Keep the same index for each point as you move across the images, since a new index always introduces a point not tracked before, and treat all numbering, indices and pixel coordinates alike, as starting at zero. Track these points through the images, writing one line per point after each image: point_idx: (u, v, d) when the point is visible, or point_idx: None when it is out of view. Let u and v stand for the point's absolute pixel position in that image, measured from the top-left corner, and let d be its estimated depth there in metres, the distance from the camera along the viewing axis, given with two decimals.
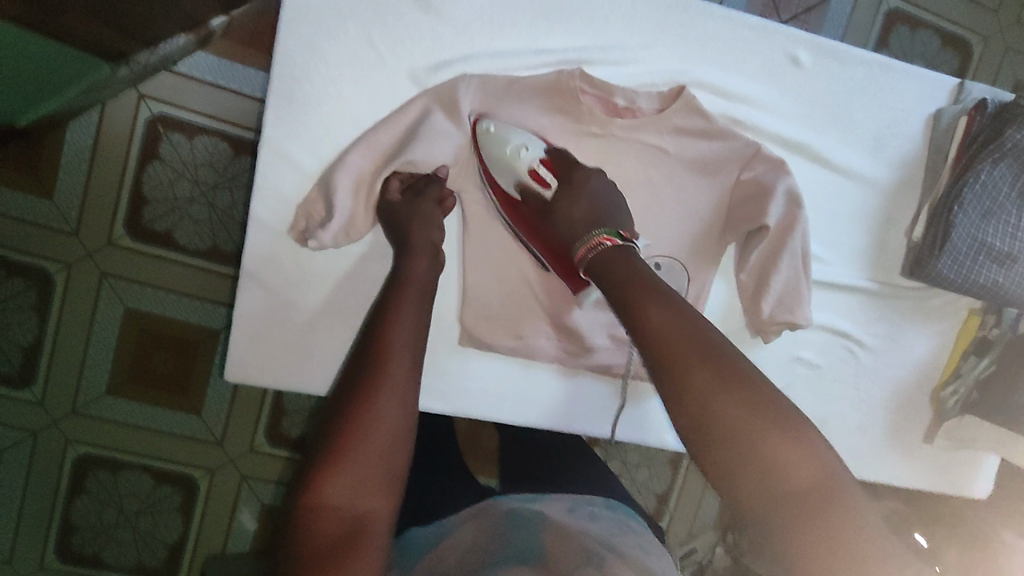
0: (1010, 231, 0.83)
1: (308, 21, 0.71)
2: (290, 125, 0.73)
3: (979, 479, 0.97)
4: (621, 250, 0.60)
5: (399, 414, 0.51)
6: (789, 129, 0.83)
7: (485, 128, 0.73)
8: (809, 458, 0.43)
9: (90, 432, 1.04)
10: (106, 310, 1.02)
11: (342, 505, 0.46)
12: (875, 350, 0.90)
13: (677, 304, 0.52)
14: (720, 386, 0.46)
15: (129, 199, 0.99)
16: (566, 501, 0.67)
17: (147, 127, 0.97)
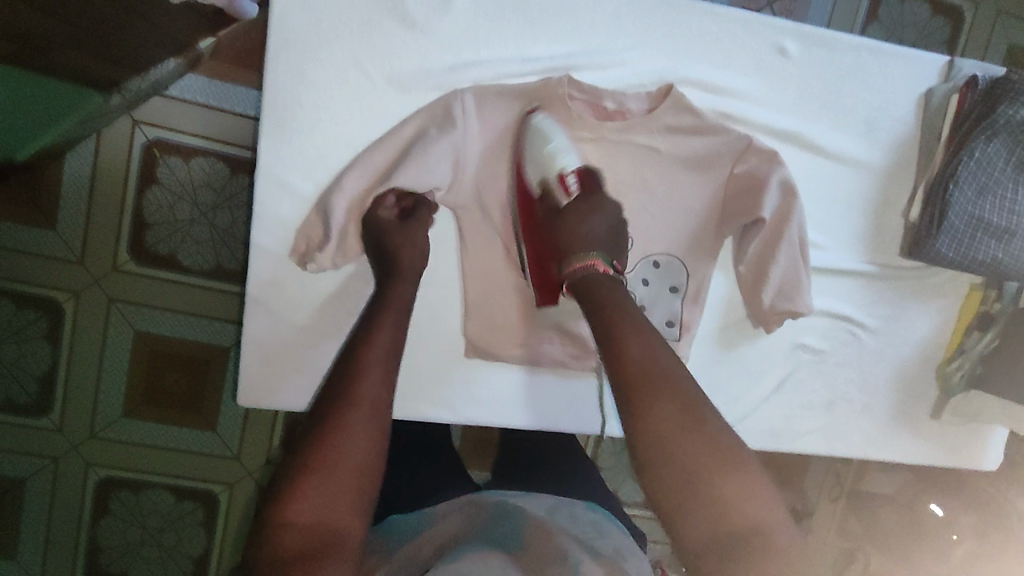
0: (1008, 205, 0.83)
1: (296, 47, 0.72)
2: (285, 151, 0.74)
3: (988, 452, 0.97)
4: (610, 279, 0.61)
5: (374, 428, 0.52)
6: (778, 120, 0.83)
7: (536, 120, 0.74)
8: (761, 507, 0.47)
9: (111, 455, 1.06)
10: (117, 334, 1.03)
11: (309, 517, 0.47)
12: (877, 332, 0.91)
13: (656, 339, 0.53)
14: (684, 426, 0.48)
15: (131, 224, 1.00)
16: (546, 500, 0.68)
17: (144, 152, 0.98)
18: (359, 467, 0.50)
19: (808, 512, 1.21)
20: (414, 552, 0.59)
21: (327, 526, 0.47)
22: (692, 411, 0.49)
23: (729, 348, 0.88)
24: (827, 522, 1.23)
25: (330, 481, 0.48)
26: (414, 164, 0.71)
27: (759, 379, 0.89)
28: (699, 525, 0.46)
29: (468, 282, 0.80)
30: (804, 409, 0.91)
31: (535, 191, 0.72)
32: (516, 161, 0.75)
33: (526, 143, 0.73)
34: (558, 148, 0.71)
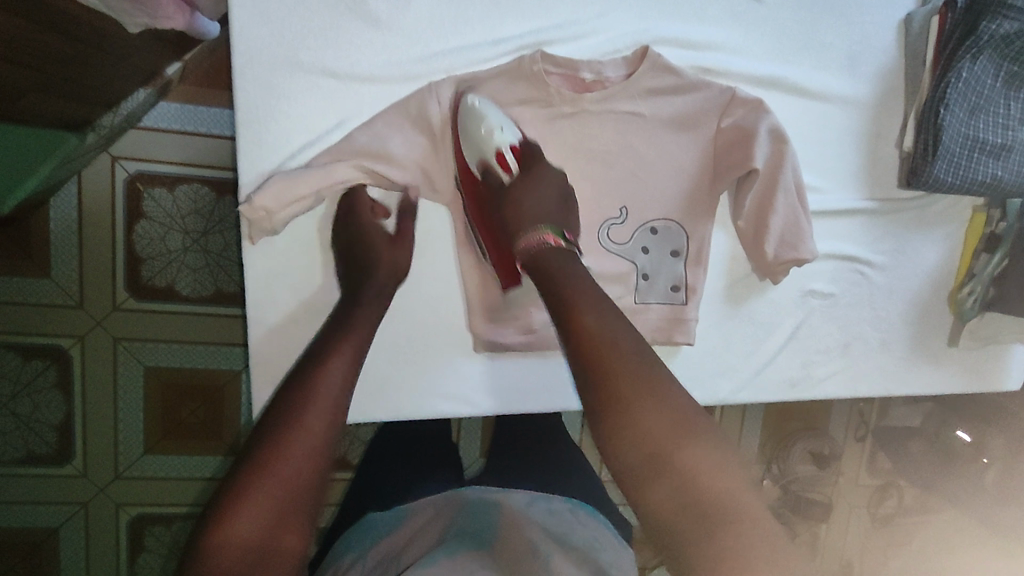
0: (1001, 122, 0.82)
1: (261, 60, 0.70)
2: (265, 166, 0.72)
3: (1009, 370, 0.97)
4: (563, 250, 0.61)
5: (314, 445, 0.48)
6: (759, 67, 0.81)
7: (469, 103, 0.72)
8: (724, 470, 0.45)
9: (137, 492, 1.06)
10: (127, 373, 1.03)
11: (244, 533, 0.44)
12: (885, 268, 0.90)
13: (613, 312, 0.53)
14: (646, 391, 0.48)
15: (125, 260, 0.99)
16: (523, 496, 0.71)
17: (127, 188, 0.97)
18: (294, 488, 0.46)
19: (835, 456, 1.21)
20: (389, 549, 0.63)
21: (260, 545, 0.44)
22: (651, 378, 0.49)
23: (737, 304, 0.87)
24: (855, 463, 1.23)
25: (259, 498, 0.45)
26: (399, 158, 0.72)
27: (771, 332, 0.88)
28: (662, 489, 0.45)
29: (468, 273, 0.79)
30: (822, 354, 0.91)
31: (477, 171, 0.73)
32: (452, 138, 0.73)
33: (460, 125, 0.72)
34: (491, 126, 0.71)
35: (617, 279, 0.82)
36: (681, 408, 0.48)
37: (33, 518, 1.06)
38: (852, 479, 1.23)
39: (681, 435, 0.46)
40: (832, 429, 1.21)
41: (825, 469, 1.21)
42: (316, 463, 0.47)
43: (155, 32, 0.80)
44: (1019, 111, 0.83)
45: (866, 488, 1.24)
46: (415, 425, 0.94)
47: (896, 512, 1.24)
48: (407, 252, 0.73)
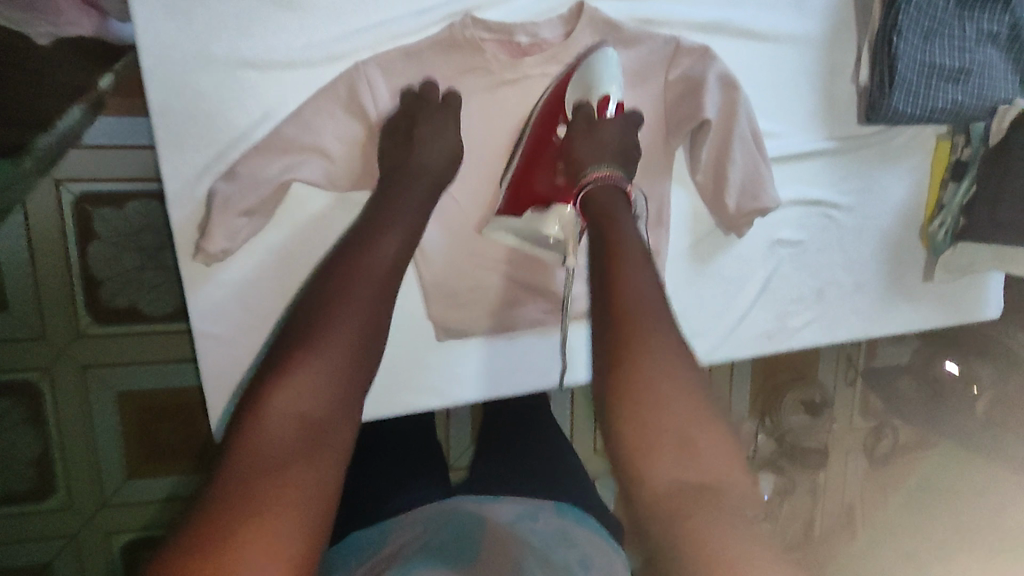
0: (956, 44, 0.80)
1: (174, 59, 0.66)
2: (192, 171, 0.68)
3: (987, 300, 0.96)
4: (624, 198, 0.63)
5: (359, 324, 0.54)
6: (704, 12, 0.76)
7: (603, 51, 0.72)
8: (720, 465, 0.49)
9: (127, 517, 1.03)
10: (99, 401, 0.98)
11: (292, 401, 0.49)
12: (852, 209, 0.87)
13: (656, 281, 0.56)
14: (665, 373, 0.51)
15: (82, 284, 0.92)
16: (514, 507, 0.71)
17: (75, 211, 0.89)
18: (338, 376, 0.51)
19: (827, 403, 1.20)
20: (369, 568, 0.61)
21: (308, 413, 0.49)
22: (676, 359, 0.52)
23: (704, 262, 0.84)
24: (847, 408, 1.20)
25: (308, 369, 0.51)
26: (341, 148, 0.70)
27: (742, 287, 0.86)
28: (665, 470, 0.48)
29: (421, 261, 0.75)
30: (796, 303, 0.89)
31: (569, 108, 0.72)
32: (560, 79, 0.73)
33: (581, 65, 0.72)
34: (611, 77, 0.71)
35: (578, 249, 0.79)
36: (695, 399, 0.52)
37: (21, 555, 1.02)
38: (846, 421, 1.20)
39: (692, 427, 0.50)
40: (822, 376, 1.19)
41: (818, 417, 1.19)
42: (362, 345, 0.54)
43: (64, 38, 0.75)
44: (974, 32, 0.80)
45: (860, 432, 1.20)
46: (395, 429, 0.91)
47: (891, 453, 1.19)
48: (437, 149, 0.69)
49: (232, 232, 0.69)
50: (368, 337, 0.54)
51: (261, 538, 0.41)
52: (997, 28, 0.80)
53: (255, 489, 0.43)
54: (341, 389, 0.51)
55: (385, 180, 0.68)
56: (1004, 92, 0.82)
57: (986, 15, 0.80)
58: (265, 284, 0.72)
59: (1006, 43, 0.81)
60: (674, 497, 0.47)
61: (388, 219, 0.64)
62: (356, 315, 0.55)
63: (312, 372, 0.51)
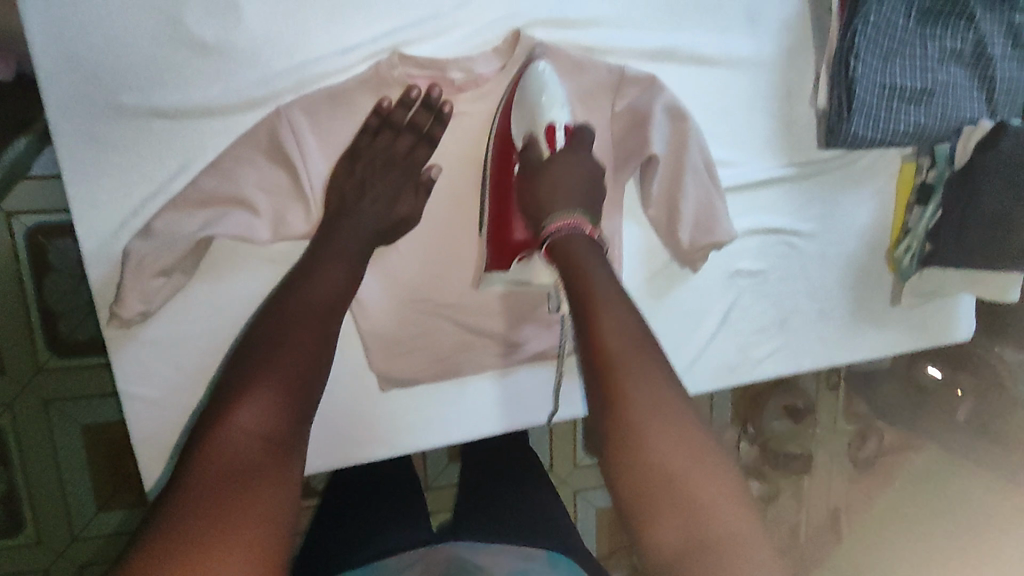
0: (919, 64, 0.76)
1: (78, 110, 0.61)
2: (110, 227, 0.64)
3: (959, 321, 0.93)
4: (593, 241, 0.63)
5: (300, 363, 0.61)
6: (650, 38, 0.72)
7: (538, 68, 0.69)
8: (725, 503, 0.52)
9: (101, 552, 0.96)
10: (65, 436, 0.90)
11: (246, 425, 0.54)
12: (814, 236, 0.84)
13: (638, 331, 0.58)
14: (660, 420, 0.54)
15: (39, 319, 0.85)
16: (510, 561, 0.68)
17: (28, 244, 0.81)
18: (282, 407, 0.56)
19: (810, 410, 1.16)
20: None
21: (259, 435, 0.54)
22: (667, 401, 0.55)
23: (660, 296, 0.80)
24: (829, 412, 1.17)
25: (257, 398, 0.56)
26: (266, 198, 0.66)
27: (702, 318, 0.83)
28: (665, 533, 0.51)
29: (358, 312, 0.72)
30: (758, 334, 0.86)
31: (518, 144, 0.71)
32: (502, 104, 0.70)
33: (519, 89, 0.69)
34: (551, 100, 0.69)
35: (526, 289, 0.76)
36: (691, 439, 0.54)
37: None
38: (829, 426, 1.16)
39: (696, 473, 0.53)
40: (804, 382, 1.15)
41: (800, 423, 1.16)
42: (302, 380, 0.60)
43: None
44: (937, 51, 0.76)
45: (845, 434, 1.16)
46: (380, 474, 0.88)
47: (878, 456, 1.14)
48: (381, 196, 0.68)
49: (148, 294, 0.65)
50: (309, 371, 0.61)
51: (218, 553, 0.45)
52: (961, 45, 0.77)
53: (218, 510, 0.48)
54: (291, 412, 0.56)
55: (326, 228, 0.67)
56: (968, 112, 0.78)
57: (948, 32, 0.76)
58: (191, 342, 0.68)
59: (969, 60, 0.77)
60: (679, 557, 0.50)
61: (328, 260, 0.67)
62: (298, 352, 0.62)
63: (257, 403, 0.56)
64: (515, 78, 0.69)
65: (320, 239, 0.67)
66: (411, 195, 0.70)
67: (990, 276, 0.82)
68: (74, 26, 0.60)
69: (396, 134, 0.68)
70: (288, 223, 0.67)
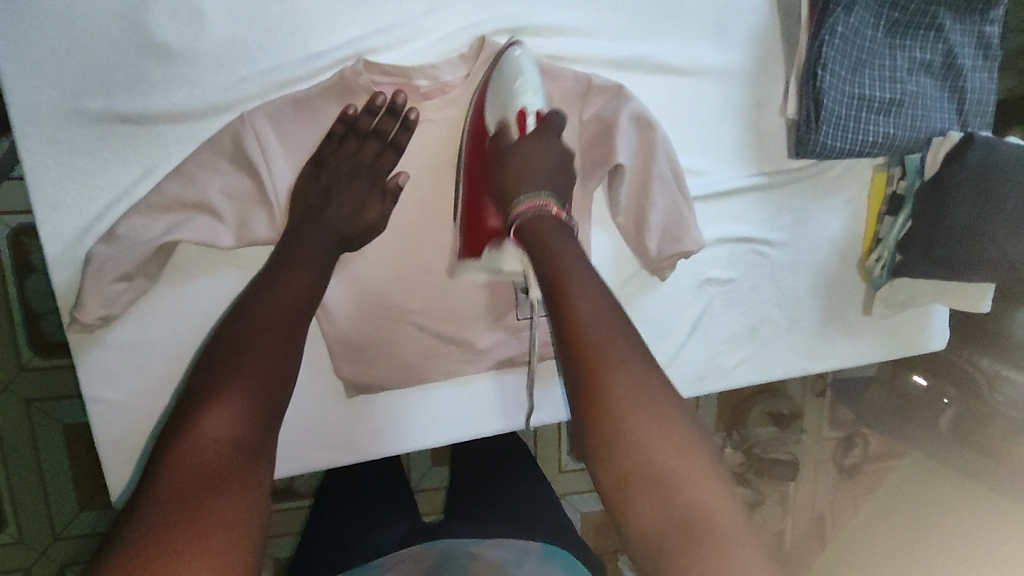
0: (887, 75, 0.76)
1: (40, 115, 0.61)
2: (73, 231, 0.64)
3: (933, 330, 0.93)
4: (562, 224, 0.64)
5: (269, 368, 0.60)
6: (618, 47, 0.72)
7: (513, 53, 0.69)
8: (702, 479, 0.53)
9: (81, 552, 0.95)
10: (47, 434, 0.89)
11: (213, 430, 0.53)
12: (785, 245, 0.84)
13: (610, 312, 0.58)
14: (633, 396, 0.55)
15: (22, 319, 0.85)
16: (503, 552, 0.71)
17: (11, 245, 0.82)
18: (251, 412, 0.56)
19: (796, 415, 1.16)
20: None
21: (228, 440, 0.53)
22: (641, 381, 0.56)
23: (629, 304, 0.80)
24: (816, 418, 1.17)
25: (225, 403, 0.55)
26: (230, 203, 0.66)
27: (671, 327, 0.83)
28: (646, 509, 0.52)
29: (324, 318, 0.72)
30: (729, 342, 0.86)
31: (490, 130, 0.71)
32: (478, 87, 0.70)
33: (494, 73, 0.69)
34: (525, 85, 0.69)
35: (492, 296, 0.76)
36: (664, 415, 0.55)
37: None
38: (816, 432, 1.17)
39: (670, 451, 0.53)
40: (789, 389, 1.14)
41: (786, 428, 1.15)
42: (270, 384, 0.59)
43: None
44: (905, 61, 0.77)
45: (831, 442, 1.18)
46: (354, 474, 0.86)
47: (862, 462, 1.16)
48: (347, 200, 0.69)
49: (109, 299, 0.65)
50: (273, 373, 0.60)
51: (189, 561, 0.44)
52: (930, 56, 0.77)
53: (187, 518, 0.47)
54: (257, 416, 0.56)
55: (294, 233, 0.68)
56: (938, 122, 0.79)
57: (918, 43, 0.77)
58: (156, 346, 0.69)
59: (939, 71, 0.78)
60: (659, 532, 0.51)
61: (295, 260, 0.67)
62: (262, 355, 0.61)
63: (225, 408, 0.55)
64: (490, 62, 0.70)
65: (289, 242, 0.68)
66: (377, 202, 0.70)
67: (954, 286, 0.85)
68: (37, 32, 0.60)
69: (362, 140, 0.69)
70: (252, 228, 0.68)
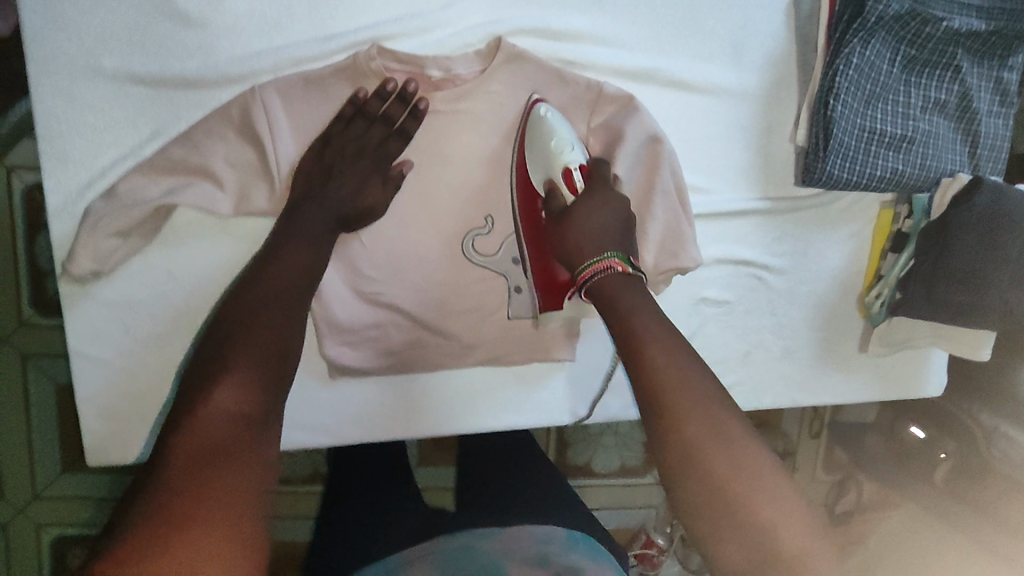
0: (901, 110, 0.76)
1: (59, 69, 0.63)
2: (76, 184, 0.66)
3: (930, 375, 0.91)
4: (627, 278, 0.62)
5: (275, 346, 0.56)
6: (631, 59, 0.73)
7: (541, 113, 0.70)
8: (792, 516, 0.49)
9: (59, 514, 0.95)
10: (37, 392, 0.90)
11: (221, 406, 0.49)
12: (785, 271, 0.83)
13: (686, 354, 0.56)
14: (714, 439, 0.51)
15: (29, 277, 0.85)
16: (526, 545, 0.61)
17: (26, 200, 0.81)
18: (259, 390, 0.51)
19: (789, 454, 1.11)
20: None
21: (236, 416, 0.49)
22: (726, 427, 0.52)
23: None
24: (809, 461, 1.13)
25: (232, 378, 0.51)
26: (230, 173, 0.66)
27: None
28: (731, 552, 0.48)
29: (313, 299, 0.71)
30: (719, 364, 0.85)
31: (541, 191, 0.72)
32: (518, 149, 0.72)
33: (529, 138, 0.71)
34: (563, 144, 0.70)
35: (485, 293, 0.76)
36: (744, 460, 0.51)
37: None
38: (808, 475, 1.13)
39: (754, 482, 0.50)
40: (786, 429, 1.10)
41: None
42: (277, 363, 0.55)
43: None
44: (920, 99, 0.76)
45: (822, 484, 1.13)
46: (352, 466, 0.80)
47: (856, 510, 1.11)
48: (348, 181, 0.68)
49: (99, 254, 0.66)
50: (284, 347, 0.56)
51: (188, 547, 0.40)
52: (946, 96, 0.77)
53: (190, 499, 0.43)
54: (267, 390, 0.52)
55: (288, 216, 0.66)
56: (948, 164, 0.78)
57: (935, 83, 0.77)
58: (144, 305, 0.69)
59: (954, 112, 0.78)
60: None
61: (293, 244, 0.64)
62: (272, 328, 0.57)
63: (232, 385, 0.51)
64: (522, 123, 0.72)
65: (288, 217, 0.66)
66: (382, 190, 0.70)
67: (951, 330, 0.83)
68: None
69: (368, 124, 0.68)
70: (246, 199, 0.67)
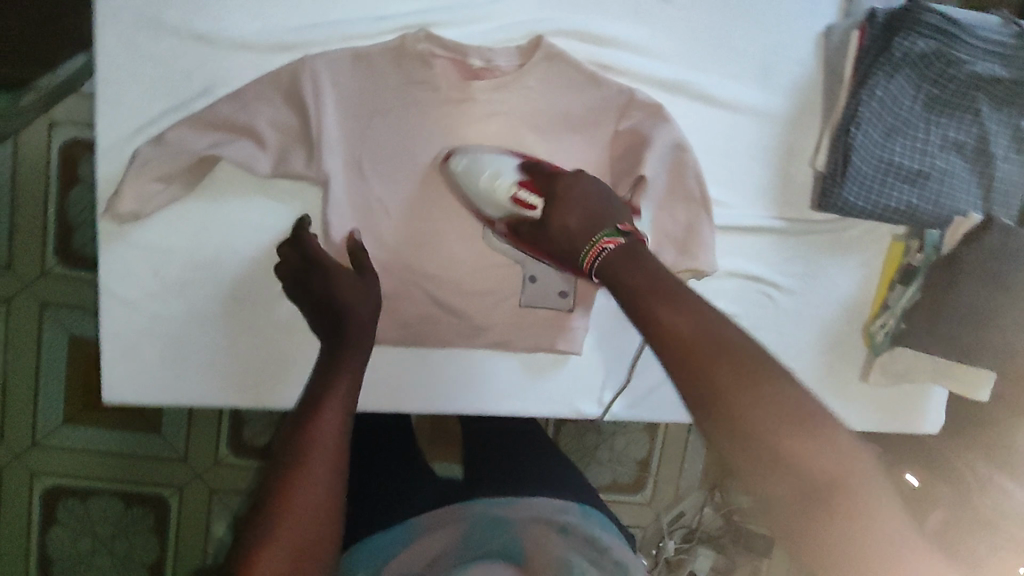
0: (919, 146, 0.78)
1: (127, 19, 0.67)
2: (128, 129, 0.69)
3: (928, 412, 0.92)
4: (626, 247, 0.57)
5: (329, 487, 0.49)
6: (664, 70, 0.77)
7: (457, 165, 0.71)
8: (834, 440, 0.43)
9: (57, 463, 0.96)
10: (50, 337, 0.92)
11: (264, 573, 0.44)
12: (795, 292, 0.85)
13: (697, 308, 0.49)
14: (743, 386, 0.45)
15: (56, 228, 0.89)
16: (540, 511, 0.62)
17: (64, 154, 0.87)
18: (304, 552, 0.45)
19: None
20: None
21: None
22: (753, 369, 0.46)
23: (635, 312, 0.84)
24: None
25: (275, 537, 0.45)
26: (273, 133, 0.69)
27: None
28: (775, 489, 0.43)
29: None
30: None
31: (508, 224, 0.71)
32: (466, 202, 0.73)
33: (465, 192, 0.72)
34: (494, 176, 0.69)
35: (502, 279, 0.77)
36: (786, 401, 0.45)
37: None
38: None
39: (792, 413, 0.44)
40: None
41: None
42: (329, 511, 0.48)
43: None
44: (939, 138, 0.79)
45: None
46: (365, 439, 0.82)
47: None
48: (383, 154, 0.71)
49: (143, 197, 0.68)
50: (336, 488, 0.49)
51: None
52: (964, 137, 0.79)
53: None
54: (313, 544, 0.46)
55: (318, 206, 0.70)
56: (961, 203, 0.80)
57: (953, 124, 0.79)
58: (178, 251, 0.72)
59: (970, 154, 0.80)
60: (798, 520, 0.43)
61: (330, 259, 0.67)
62: (324, 464, 0.49)
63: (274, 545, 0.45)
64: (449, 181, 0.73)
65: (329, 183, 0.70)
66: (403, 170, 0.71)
67: (955, 372, 0.83)
68: None
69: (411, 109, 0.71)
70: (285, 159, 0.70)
